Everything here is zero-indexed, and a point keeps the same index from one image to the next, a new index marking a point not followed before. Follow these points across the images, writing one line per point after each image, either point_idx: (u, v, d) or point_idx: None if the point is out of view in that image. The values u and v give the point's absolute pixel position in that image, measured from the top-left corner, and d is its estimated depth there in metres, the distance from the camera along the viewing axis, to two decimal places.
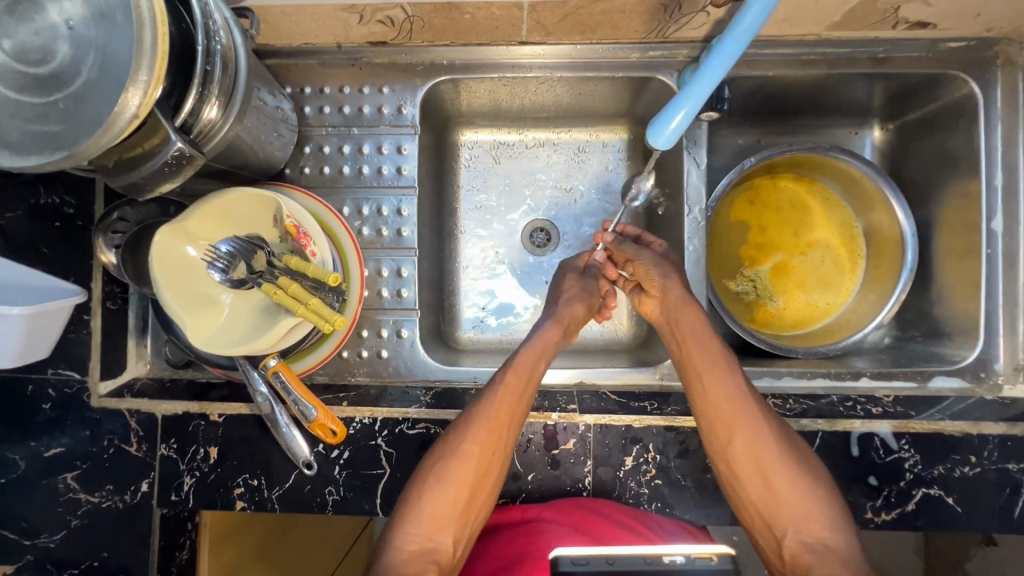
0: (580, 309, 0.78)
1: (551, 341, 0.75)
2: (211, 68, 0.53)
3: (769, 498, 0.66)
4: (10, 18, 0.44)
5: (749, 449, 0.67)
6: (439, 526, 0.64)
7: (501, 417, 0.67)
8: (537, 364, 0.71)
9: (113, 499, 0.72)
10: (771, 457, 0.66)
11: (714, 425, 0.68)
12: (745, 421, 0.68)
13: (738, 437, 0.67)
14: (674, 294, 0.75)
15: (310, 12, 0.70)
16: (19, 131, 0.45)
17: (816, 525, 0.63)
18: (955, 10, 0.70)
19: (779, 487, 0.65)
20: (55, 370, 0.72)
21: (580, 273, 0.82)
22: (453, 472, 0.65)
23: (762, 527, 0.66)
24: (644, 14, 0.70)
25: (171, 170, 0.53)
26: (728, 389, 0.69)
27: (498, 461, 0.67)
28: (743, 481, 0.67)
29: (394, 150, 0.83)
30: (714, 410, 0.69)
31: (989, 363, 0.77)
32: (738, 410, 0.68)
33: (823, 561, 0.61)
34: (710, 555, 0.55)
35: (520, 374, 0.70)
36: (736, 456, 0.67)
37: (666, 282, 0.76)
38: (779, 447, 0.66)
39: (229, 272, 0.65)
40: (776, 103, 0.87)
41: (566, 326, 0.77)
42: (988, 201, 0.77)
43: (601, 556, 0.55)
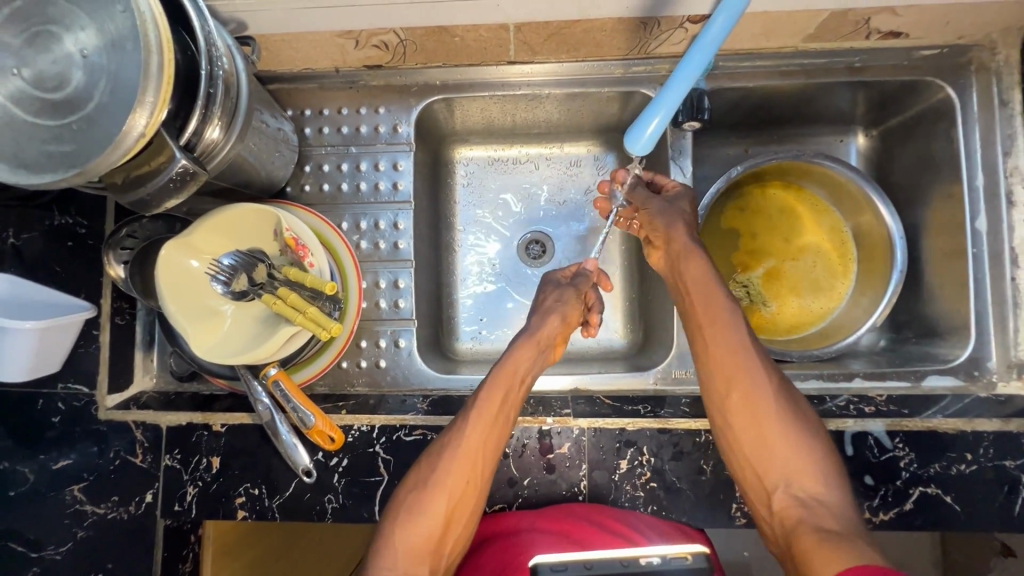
0: (557, 326, 0.77)
1: (523, 363, 0.73)
2: (214, 90, 0.56)
3: (765, 454, 0.66)
4: (31, 50, 0.48)
5: (750, 402, 0.68)
6: (417, 540, 0.64)
7: (478, 433, 0.67)
8: (512, 389, 0.71)
9: (118, 511, 0.74)
10: (769, 411, 0.67)
11: (716, 376, 0.70)
12: (747, 375, 0.69)
13: (737, 390, 0.69)
14: (681, 244, 0.76)
15: (309, 39, 0.74)
16: (35, 151, 0.49)
17: (810, 482, 0.64)
18: (926, 20, 0.72)
19: (775, 443, 0.66)
20: (65, 383, 0.73)
21: (558, 285, 0.81)
22: (428, 498, 0.65)
23: (754, 482, 0.67)
24: (624, 32, 0.73)
25: (176, 186, 0.56)
26: (733, 343, 0.70)
27: (479, 469, 0.67)
28: (739, 434, 0.68)
29: (390, 167, 0.86)
30: (718, 362, 0.70)
31: (981, 360, 0.77)
32: (741, 364, 0.69)
33: (815, 515, 0.61)
34: (685, 554, 0.58)
35: (493, 400, 0.69)
36: (735, 410, 0.68)
37: (672, 231, 0.76)
38: (778, 403, 0.68)
39: (231, 284, 0.68)
40: (760, 113, 0.90)
41: (543, 343, 0.76)
42: (971, 201, 0.79)
43: (579, 560, 0.58)
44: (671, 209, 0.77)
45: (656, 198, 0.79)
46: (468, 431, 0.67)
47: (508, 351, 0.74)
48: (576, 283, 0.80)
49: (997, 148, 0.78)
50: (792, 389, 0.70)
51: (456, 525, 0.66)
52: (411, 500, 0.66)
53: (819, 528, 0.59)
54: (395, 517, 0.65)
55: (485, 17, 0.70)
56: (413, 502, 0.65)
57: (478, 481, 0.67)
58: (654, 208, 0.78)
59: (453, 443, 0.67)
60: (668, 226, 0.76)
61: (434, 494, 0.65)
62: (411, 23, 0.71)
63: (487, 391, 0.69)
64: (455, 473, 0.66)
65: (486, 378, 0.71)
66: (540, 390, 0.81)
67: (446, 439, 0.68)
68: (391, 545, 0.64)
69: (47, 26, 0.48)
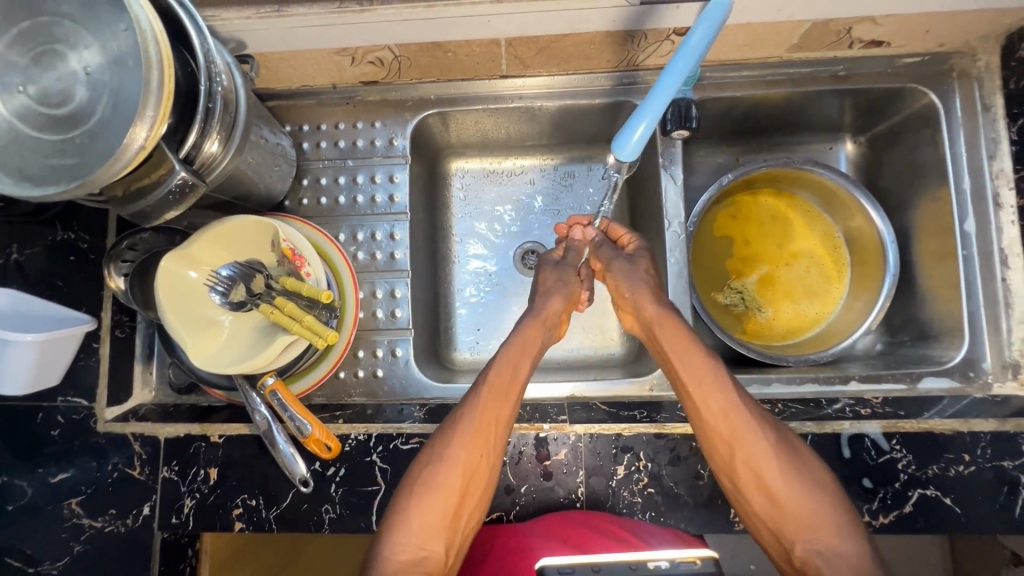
0: (558, 303, 0.80)
1: (535, 337, 0.77)
2: (212, 105, 0.58)
3: (777, 511, 0.65)
4: (37, 69, 0.50)
5: (752, 464, 0.66)
6: (431, 535, 0.64)
7: (493, 395, 0.69)
8: (521, 358, 0.74)
9: (116, 524, 0.74)
10: (772, 468, 0.65)
11: (713, 440, 0.68)
12: (740, 436, 0.67)
13: (738, 450, 0.67)
14: (651, 311, 0.76)
15: (307, 56, 0.76)
16: (39, 165, 0.50)
17: (825, 534, 0.63)
18: (906, 29, 0.74)
19: (789, 502, 0.65)
20: (64, 397, 0.75)
21: (556, 264, 0.84)
22: (442, 473, 0.65)
23: (771, 540, 0.66)
24: (612, 46, 0.75)
25: (175, 198, 0.58)
26: (721, 403, 0.68)
27: (489, 453, 0.67)
28: (745, 491, 0.67)
29: (386, 179, 0.88)
30: (711, 425, 0.68)
31: (976, 362, 0.77)
32: (732, 424, 0.67)
33: (834, 569, 0.61)
34: (694, 559, 0.57)
35: (506, 366, 0.72)
36: (741, 475, 0.66)
37: (638, 299, 0.77)
38: (779, 458, 0.66)
39: (229, 294, 0.69)
40: (749, 122, 0.92)
41: (547, 321, 0.79)
42: (959, 204, 0.80)
43: (586, 564, 0.58)
44: (635, 272, 0.79)
45: (619, 257, 0.81)
46: (467, 444, 0.66)
47: (517, 328, 0.77)
48: (573, 261, 0.85)
49: (982, 152, 0.79)
50: (786, 433, 0.68)
51: (468, 500, 0.66)
52: (424, 476, 0.66)
53: None
54: (407, 504, 0.65)
55: (476, 33, 0.72)
56: (427, 478, 0.66)
57: (486, 472, 0.67)
58: (618, 271, 0.80)
59: (459, 431, 0.67)
60: (634, 292, 0.77)
61: (446, 473, 0.65)
62: (405, 39, 0.73)
63: (501, 360, 0.73)
64: (465, 465, 0.66)
65: (499, 350, 0.75)
66: (539, 398, 0.81)
67: (443, 435, 0.68)
68: (404, 522, 0.64)
69: (51, 45, 0.50)
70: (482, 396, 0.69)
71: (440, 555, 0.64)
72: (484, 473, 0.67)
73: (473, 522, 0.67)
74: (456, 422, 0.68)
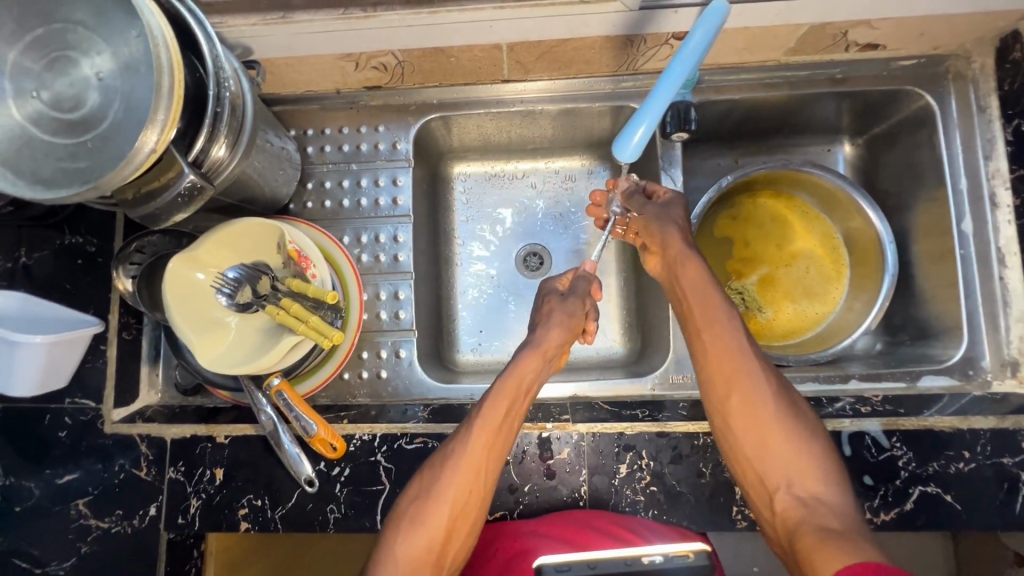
0: (562, 336, 0.76)
1: (529, 373, 0.72)
2: (220, 110, 0.59)
3: (765, 455, 0.65)
4: (50, 74, 0.51)
5: (749, 404, 0.66)
6: (416, 565, 0.62)
7: (487, 429, 0.67)
8: (516, 399, 0.69)
9: (123, 525, 0.74)
10: (767, 412, 0.66)
11: (715, 378, 0.69)
12: (744, 376, 0.67)
13: (737, 393, 0.67)
14: (678, 250, 0.75)
15: (312, 62, 0.77)
16: (51, 167, 0.51)
17: (811, 481, 0.62)
18: (901, 32, 0.76)
19: (777, 443, 0.64)
20: (72, 399, 0.76)
21: (559, 296, 0.81)
22: (436, 493, 0.64)
23: (754, 483, 0.65)
24: (612, 50, 0.77)
25: (184, 201, 0.59)
26: (728, 345, 0.69)
27: (490, 455, 0.67)
28: (737, 432, 0.67)
29: (390, 182, 0.89)
30: (716, 362, 0.69)
31: (975, 360, 0.78)
32: (737, 366, 0.68)
33: (815, 515, 0.59)
34: (686, 552, 0.58)
35: (503, 398, 0.68)
36: (734, 414, 0.67)
37: (665, 239, 0.77)
38: (776, 404, 0.66)
39: (236, 296, 0.70)
40: (749, 124, 0.93)
41: (548, 355, 0.75)
42: (956, 204, 0.81)
43: (583, 561, 0.58)
44: (665, 216, 0.78)
45: (650, 205, 0.80)
46: (466, 456, 0.66)
47: (514, 360, 0.73)
48: (577, 292, 0.80)
49: (978, 153, 0.80)
50: (789, 390, 0.68)
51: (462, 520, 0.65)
52: (412, 513, 0.65)
53: (820, 526, 0.58)
54: (397, 535, 0.64)
55: (478, 38, 0.73)
56: (417, 512, 0.65)
57: (475, 511, 0.66)
58: (648, 214, 0.79)
59: (454, 469, 0.66)
60: (663, 235, 0.77)
61: (434, 512, 0.64)
62: (408, 45, 0.74)
63: (495, 392, 0.69)
64: (453, 502, 0.64)
65: (494, 382, 0.71)
66: (542, 397, 0.82)
67: (439, 462, 0.67)
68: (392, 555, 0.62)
69: (64, 52, 0.51)
70: (487, 405, 0.68)
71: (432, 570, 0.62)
72: (483, 489, 0.66)
73: (467, 541, 0.66)
74: (458, 439, 0.67)
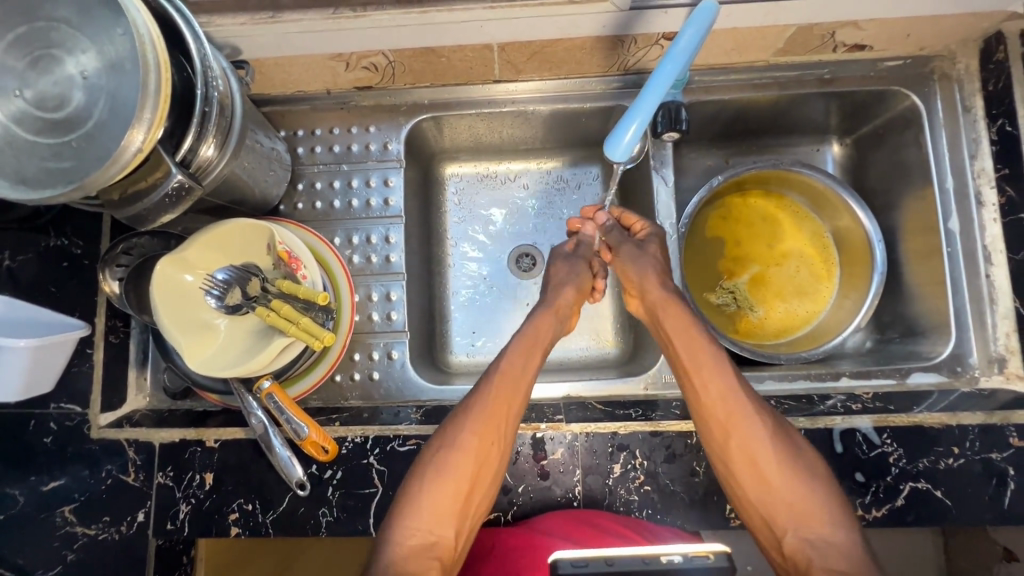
0: (570, 294, 0.82)
1: (545, 329, 0.78)
2: (209, 109, 0.58)
3: (771, 498, 0.65)
4: (34, 73, 0.50)
5: (746, 449, 0.67)
6: (441, 520, 0.64)
7: (511, 374, 0.71)
8: (533, 350, 0.75)
9: (110, 532, 0.73)
10: (767, 457, 0.66)
11: (709, 423, 0.69)
12: (739, 422, 0.68)
13: (734, 435, 0.67)
14: (656, 296, 0.78)
15: (302, 62, 0.77)
16: (36, 167, 0.50)
17: (817, 523, 0.63)
18: (887, 33, 0.76)
19: (781, 485, 0.65)
20: (57, 404, 0.74)
21: (567, 257, 0.86)
22: (453, 460, 0.65)
23: (761, 528, 0.66)
24: (602, 50, 0.77)
25: (171, 201, 0.58)
26: (720, 390, 0.69)
27: (507, 417, 0.68)
28: (739, 476, 0.67)
29: (381, 183, 0.89)
30: (710, 410, 0.69)
31: (963, 357, 0.79)
32: (733, 411, 0.68)
33: (824, 558, 0.61)
34: (707, 553, 0.56)
35: (516, 360, 0.72)
36: (736, 460, 0.67)
37: (644, 282, 0.79)
38: (775, 447, 0.66)
39: (225, 298, 0.70)
40: (740, 125, 0.93)
41: (560, 313, 0.81)
42: (943, 202, 0.82)
43: (600, 557, 0.55)
44: (642, 257, 0.80)
45: (628, 242, 0.83)
46: (481, 422, 0.67)
47: (529, 318, 0.79)
48: (584, 253, 0.86)
49: (963, 152, 0.81)
50: (785, 427, 0.69)
51: (479, 487, 0.67)
52: (435, 465, 0.66)
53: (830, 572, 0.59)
54: (417, 489, 0.65)
55: (469, 38, 0.73)
56: (438, 465, 0.66)
57: (496, 458, 0.68)
58: (625, 254, 0.82)
59: (471, 417, 0.67)
60: (640, 276, 0.79)
61: (457, 462, 0.65)
62: (399, 45, 0.74)
63: (515, 349, 0.74)
64: (476, 453, 0.66)
65: (510, 341, 0.75)
66: (536, 397, 0.82)
67: (456, 419, 0.68)
68: (415, 504, 0.64)
69: (48, 50, 0.51)
70: (502, 371, 0.71)
71: (450, 539, 0.64)
72: (498, 452, 0.68)
73: (483, 504, 0.67)
74: (471, 403, 0.69)
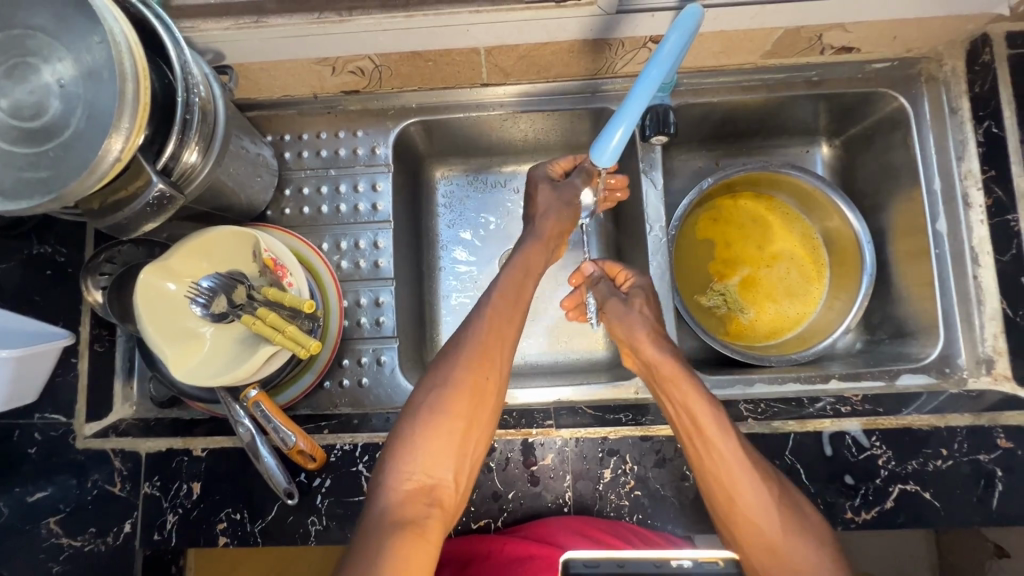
0: (560, 222, 0.81)
1: (536, 261, 0.77)
2: (190, 116, 0.58)
3: (779, 568, 0.60)
4: (8, 81, 0.49)
5: (751, 515, 0.62)
6: (438, 461, 0.62)
7: (504, 305, 0.70)
8: (525, 282, 0.74)
9: (96, 543, 0.72)
10: (774, 525, 0.61)
11: (712, 484, 0.63)
12: (745, 488, 0.62)
13: (740, 502, 0.62)
14: (649, 356, 0.70)
15: (287, 67, 0.76)
16: (12, 178, 0.50)
17: None
18: (873, 36, 0.77)
19: (787, 552, 0.60)
20: (41, 414, 0.75)
21: (551, 183, 0.82)
22: (448, 396, 0.64)
23: None
24: (589, 53, 0.77)
25: (153, 210, 0.58)
26: (723, 454, 0.63)
27: (501, 349, 0.68)
28: (745, 542, 0.62)
29: (369, 188, 0.88)
30: (713, 473, 0.63)
31: (951, 358, 0.79)
32: (739, 475, 0.62)
33: None
34: (716, 558, 0.54)
35: (510, 288, 0.72)
36: (742, 527, 0.62)
37: (636, 342, 0.72)
38: (781, 514, 0.61)
39: (211, 306, 0.69)
40: (728, 127, 0.93)
41: (550, 241, 0.80)
42: (931, 204, 0.82)
43: (611, 559, 0.54)
44: (631, 314, 0.75)
45: (616, 296, 0.78)
46: (475, 356, 0.66)
47: (519, 249, 0.78)
48: (575, 181, 0.82)
49: (951, 152, 0.81)
50: (791, 491, 0.64)
51: (478, 423, 0.65)
52: (430, 404, 0.64)
53: None
54: (411, 429, 0.63)
55: (455, 42, 0.73)
56: (433, 404, 0.64)
57: (494, 395, 0.66)
58: (613, 312, 0.76)
59: (465, 353, 0.66)
60: (630, 335, 0.73)
61: (451, 399, 0.64)
62: (385, 49, 0.73)
63: (507, 281, 0.73)
64: (469, 387, 0.65)
65: (500, 274, 0.74)
66: (526, 402, 0.81)
67: (448, 357, 0.67)
68: (410, 444, 0.63)
69: (24, 58, 0.50)
70: (494, 303, 0.70)
71: (448, 482, 0.63)
72: (495, 385, 0.66)
73: (482, 444, 0.66)
74: (464, 339, 0.68)
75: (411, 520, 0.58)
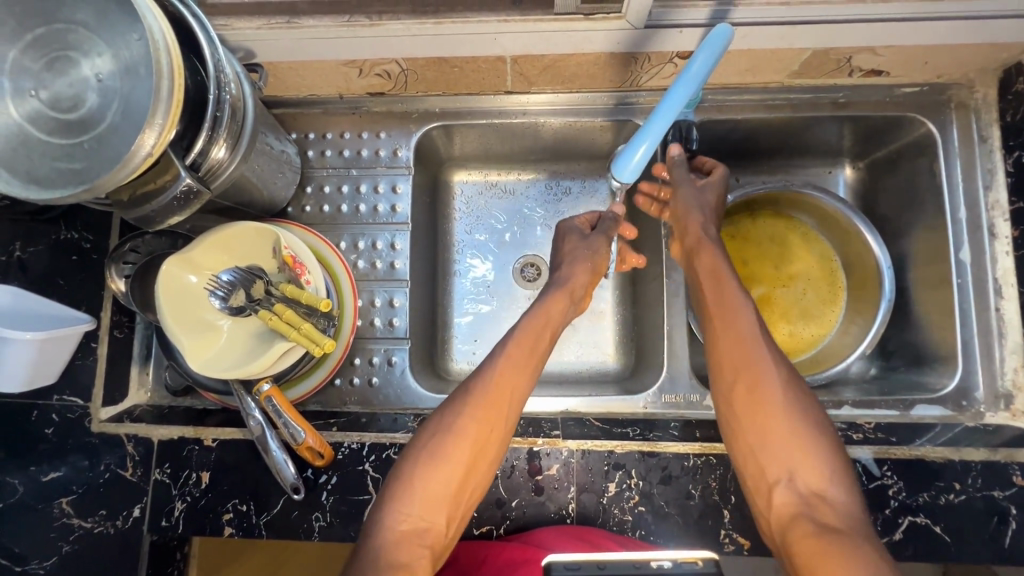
0: (584, 273, 0.83)
1: (557, 310, 0.79)
2: (220, 114, 0.59)
3: (770, 447, 0.63)
4: (49, 73, 0.51)
5: (755, 393, 0.65)
6: (434, 507, 0.63)
7: (519, 354, 0.72)
8: (543, 331, 0.76)
9: (105, 525, 0.73)
10: (774, 404, 0.64)
11: (723, 368, 0.68)
12: (756, 365, 0.67)
13: (745, 381, 0.66)
14: (694, 239, 0.78)
15: (315, 67, 0.77)
16: (46, 167, 0.51)
17: (814, 475, 0.60)
18: (904, 60, 0.76)
19: (783, 432, 0.63)
20: (60, 396, 0.75)
21: (581, 236, 0.86)
22: (450, 442, 0.65)
23: (753, 469, 0.64)
24: (615, 67, 0.77)
25: (180, 203, 0.59)
26: (741, 332, 0.69)
27: (511, 400, 0.69)
28: (742, 421, 0.65)
29: (389, 189, 0.89)
30: (724, 355, 0.69)
31: (969, 391, 0.78)
32: (749, 355, 0.67)
33: (814, 512, 0.58)
34: (695, 558, 0.48)
35: (527, 337, 0.74)
36: (740, 404, 0.66)
37: (688, 224, 0.79)
38: (784, 393, 0.65)
39: (229, 299, 0.70)
40: (751, 145, 0.92)
41: (574, 292, 0.82)
42: (955, 233, 0.81)
43: (591, 560, 0.49)
44: (699, 199, 0.80)
45: (687, 181, 0.81)
46: (482, 404, 0.67)
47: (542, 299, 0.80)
48: (602, 230, 0.85)
49: (978, 182, 0.80)
50: (799, 381, 0.67)
51: (477, 471, 0.65)
52: (432, 447, 0.65)
53: (820, 525, 0.57)
54: (416, 466, 0.64)
55: (482, 50, 0.73)
56: (433, 449, 0.65)
57: (495, 445, 0.67)
58: (682, 195, 0.80)
59: (473, 401, 0.67)
60: (683, 218, 0.80)
61: (457, 439, 0.65)
62: (413, 55, 0.74)
63: (524, 328, 0.75)
64: (474, 434, 0.65)
65: (520, 318, 0.77)
66: (533, 411, 0.81)
67: (454, 402, 0.68)
68: (410, 482, 0.63)
69: (65, 52, 0.51)
70: (510, 350, 0.72)
71: (441, 527, 0.63)
72: (499, 436, 0.67)
73: (477, 492, 0.66)
74: (473, 386, 0.69)
75: (405, 563, 0.58)
